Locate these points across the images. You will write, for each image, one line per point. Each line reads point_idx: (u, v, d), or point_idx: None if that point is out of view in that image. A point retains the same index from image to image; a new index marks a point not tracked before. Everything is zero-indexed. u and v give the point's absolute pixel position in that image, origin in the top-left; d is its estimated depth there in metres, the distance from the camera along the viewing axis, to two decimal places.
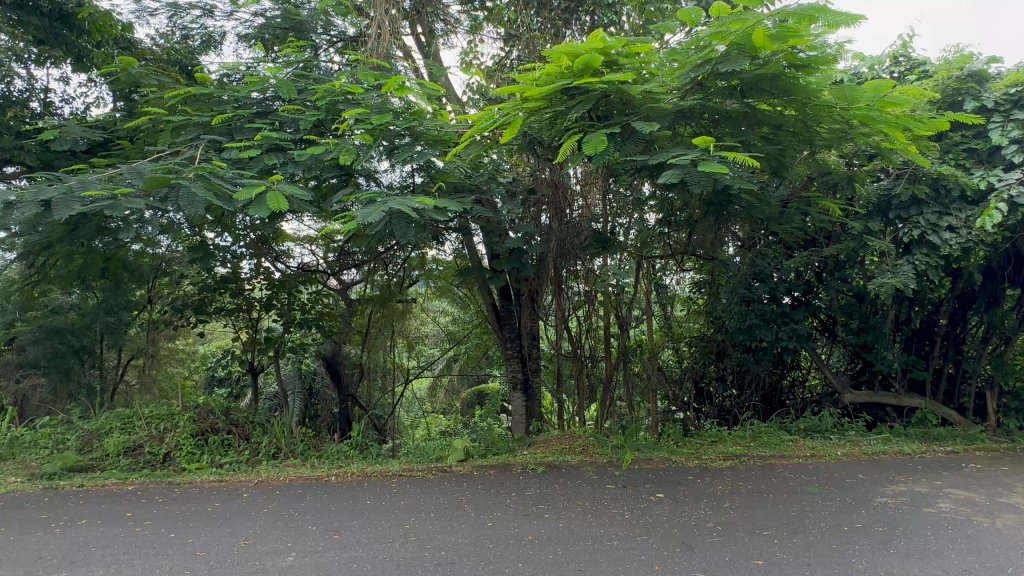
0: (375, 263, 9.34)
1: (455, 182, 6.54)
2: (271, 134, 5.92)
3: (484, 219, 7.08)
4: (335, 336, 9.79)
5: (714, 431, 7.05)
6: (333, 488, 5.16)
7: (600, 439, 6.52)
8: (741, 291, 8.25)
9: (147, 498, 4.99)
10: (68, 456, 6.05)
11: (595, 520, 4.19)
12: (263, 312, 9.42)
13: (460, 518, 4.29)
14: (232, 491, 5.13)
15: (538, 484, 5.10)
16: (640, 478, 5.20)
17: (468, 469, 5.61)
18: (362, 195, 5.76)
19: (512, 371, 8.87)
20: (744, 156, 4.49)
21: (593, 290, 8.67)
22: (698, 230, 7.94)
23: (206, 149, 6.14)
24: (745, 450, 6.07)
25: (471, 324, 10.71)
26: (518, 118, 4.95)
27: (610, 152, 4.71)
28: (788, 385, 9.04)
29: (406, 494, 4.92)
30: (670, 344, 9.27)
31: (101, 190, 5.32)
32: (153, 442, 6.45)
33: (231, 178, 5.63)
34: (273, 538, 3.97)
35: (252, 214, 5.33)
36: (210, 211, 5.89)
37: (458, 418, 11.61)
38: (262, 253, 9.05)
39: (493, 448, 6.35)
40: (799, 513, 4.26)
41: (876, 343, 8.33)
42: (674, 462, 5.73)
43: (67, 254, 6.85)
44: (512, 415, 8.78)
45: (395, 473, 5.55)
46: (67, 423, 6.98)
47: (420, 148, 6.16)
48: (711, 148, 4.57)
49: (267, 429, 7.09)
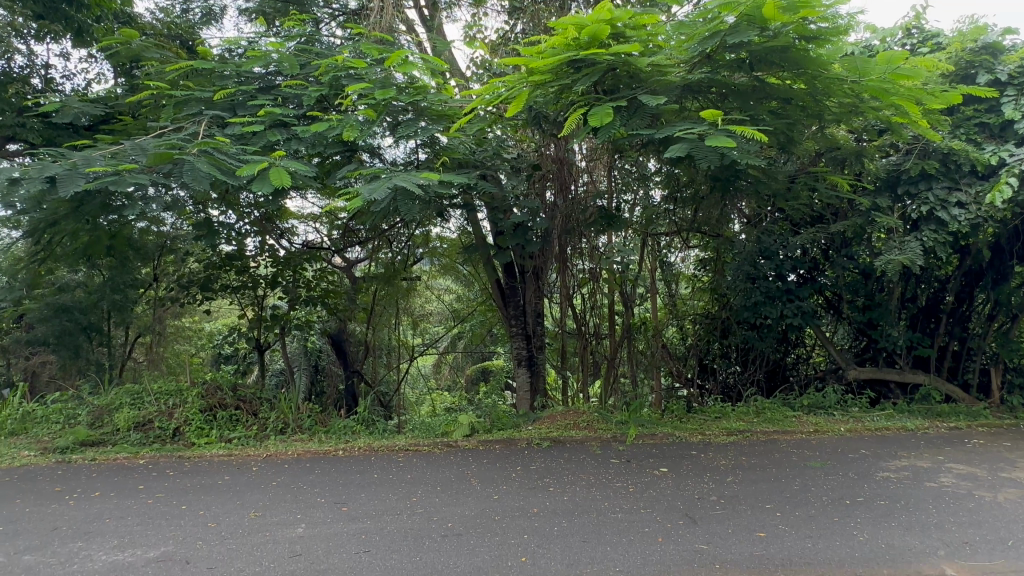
0: (379, 241, 9.44)
1: (459, 158, 6.48)
2: (274, 109, 5.87)
3: (488, 196, 7.05)
4: (340, 313, 9.76)
5: (718, 407, 7.10)
6: (340, 462, 5.24)
7: (604, 415, 6.59)
8: (747, 269, 8.18)
9: (158, 471, 5.07)
10: (79, 431, 6.15)
11: (600, 493, 4.25)
12: (268, 289, 9.46)
13: (466, 491, 4.36)
14: (241, 465, 5.21)
15: (542, 458, 5.16)
16: (643, 453, 5.25)
17: (473, 444, 5.67)
18: (365, 172, 5.73)
19: (517, 348, 8.87)
20: (753, 131, 4.43)
21: (598, 267, 8.61)
22: (704, 207, 8.08)
23: (209, 125, 6.10)
24: (748, 426, 6.12)
25: (476, 302, 10.72)
26: (523, 93, 4.89)
27: (616, 126, 4.66)
28: (791, 362, 9.09)
29: (413, 467, 4.99)
30: (674, 322, 9.30)
31: (106, 166, 5.32)
32: (162, 417, 6.55)
33: (235, 154, 5.61)
34: (282, 510, 4.04)
35: (256, 189, 5.31)
36: (214, 188, 5.88)
37: (463, 394, 11.71)
38: (267, 230, 9.06)
39: (498, 423, 6.42)
40: (801, 487, 4.31)
41: (881, 320, 8.34)
42: (677, 437, 5.78)
43: (73, 232, 6.88)
44: (516, 391, 8.80)
45: (402, 448, 5.62)
46: (78, 399, 7.07)
47: (423, 124, 6.12)
48: (719, 122, 4.51)
49: (275, 405, 7.18)
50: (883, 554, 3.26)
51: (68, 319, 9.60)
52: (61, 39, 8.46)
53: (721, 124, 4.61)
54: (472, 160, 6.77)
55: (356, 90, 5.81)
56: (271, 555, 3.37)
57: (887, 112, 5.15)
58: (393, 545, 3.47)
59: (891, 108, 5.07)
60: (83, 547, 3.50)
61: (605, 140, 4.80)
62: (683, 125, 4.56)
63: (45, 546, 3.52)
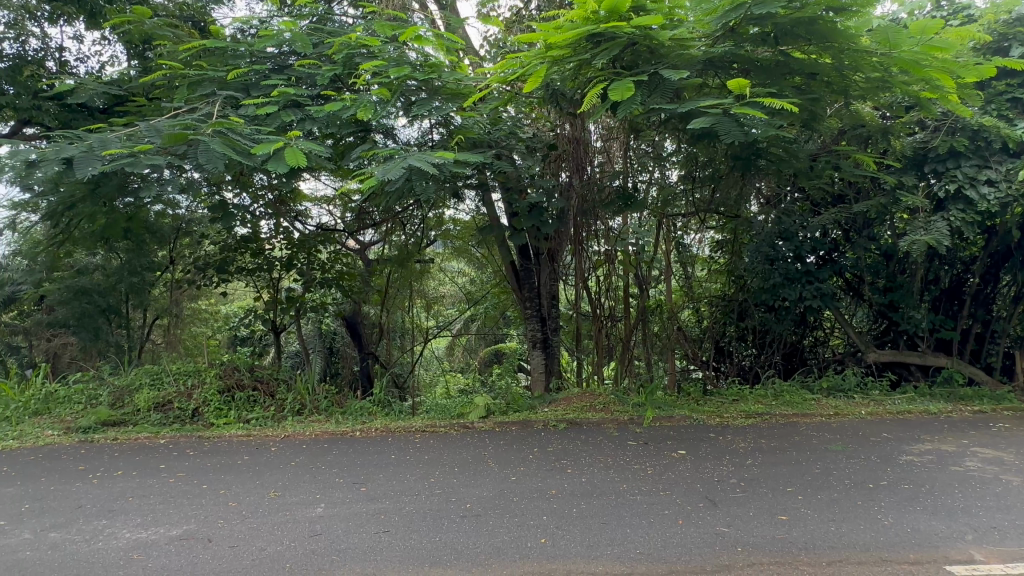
0: (391, 223, 9.27)
1: (475, 137, 6.38)
2: (287, 89, 5.81)
3: (503, 177, 6.97)
4: (355, 295, 9.83)
5: (735, 390, 7.04)
6: (358, 442, 5.26)
7: (620, 397, 6.56)
8: (766, 250, 8.00)
9: (179, 451, 5.12)
10: (101, 411, 6.23)
11: (618, 475, 4.22)
12: (283, 272, 9.48)
13: (484, 472, 4.35)
14: (259, 445, 5.25)
15: (559, 440, 5.15)
16: (660, 436, 5.21)
17: (489, 425, 5.67)
18: (380, 152, 5.67)
19: (531, 330, 8.82)
20: (781, 103, 4.29)
21: (613, 249, 8.73)
22: (723, 186, 7.87)
23: (222, 105, 6.05)
24: (766, 408, 6.06)
25: (489, 284, 10.69)
26: (541, 69, 4.77)
27: (636, 102, 4.50)
28: (809, 345, 8.95)
29: (429, 449, 4.99)
30: (690, 305, 9.29)
31: (122, 148, 5.32)
32: (182, 398, 6.63)
33: (250, 134, 5.58)
34: (301, 490, 4.06)
35: (272, 169, 5.28)
36: (229, 170, 5.86)
37: (476, 376, 11.75)
38: (282, 212, 9.06)
39: (513, 405, 6.41)
40: (822, 470, 4.26)
41: (903, 302, 8.18)
42: (695, 420, 5.73)
43: (91, 214, 6.93)
44: (531, 373, 8.78)
45: (418, 429, 5.63)
46: (99, 380, 7.18)
47: (437, 103, 6.00)
48: (746, 93, 4.36)
49: (292, 386, 7.26)
50: (910, 539, 3.21)
51: (88, 302, 9.65)
52: (74, 20, 8.44)
53: (746, 98, 4.47)
54: (487, 139, 6.67)
55: (370, 69, 5.72)
56: (292, 535, 3.39)
57: (917, 86, 4.97)
58: (412, 525, 3.48)
59: (921, 83, 4.89)
60: (108, 525, 3.55)
61: (624, 117, 4.65)
62: (709, 99, 4.43)
63: (71, 524, 3.58)
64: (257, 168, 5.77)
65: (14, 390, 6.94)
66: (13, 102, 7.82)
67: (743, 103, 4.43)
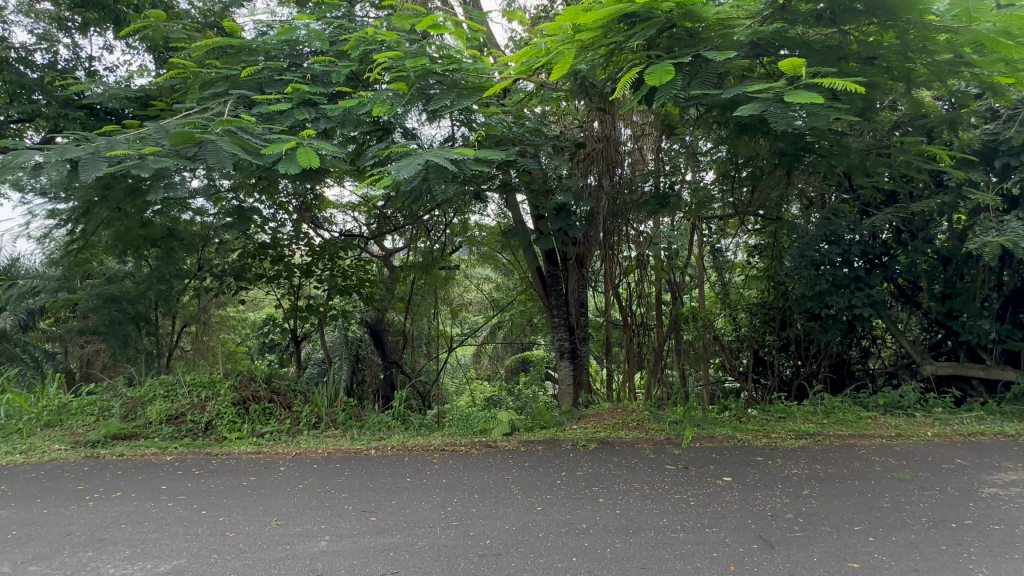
0: (416, 229, 9.22)
1: (498, 133, 5.97)
2: (300, 86, 5.55)
3: (526, 177, 6.60)
4: (377, 303, 9.55)
5: (780, 406, 6.50)
6: (372, 462, 4.90)
7: (655, 414, 6.07)
8: (811, 254, 7.45)
9: (184, 469, 4.83)
10: (112, 424, 6.03)
11: (657, 507, 3.77)
12: (303, 280, 9.23)
13: (506, 501, 3.94)
14: (268, 464, 4.94)
15: (590, 463, 4.70)
16: (701, 459, 4.72)
17: (513, 444, 5.26)
18: (396, 150, 5.35)
19: (559, 340, 8.37)
20: (841, 85, 3.80)
21: (645, 255, 8.32)
22: (764, 186, 7.43)
23: (235, 105, 5.79)
24: (818, 428, 5.50)
25: (515, 291, 10.32)
26: (569, 54, 4.34)
27: (676, 87, 4.05)
28: (858, 357, 8.34)
29: (448, 471, 4.60)
30: (726, 312, 8.83)
31: (128, 149, 5.10)
32: (195, 411, 6.44)
33: (261, 133, 5.33)
34: (306, 519, 3.70)
35: (284, 169, 4.96)
36: (242, 171, 5.61)
37: (502, 385, 11.37)
38: (308, 218, 8.93)
39: (540, 421, 5.99)
40: (892, 504, 3.73)
41: (963, 310, 7.58)
42: (739, 440, 5.23)
43: (109, 222, 6.78)
44: (559, 385, 8.31)
45: (437, 447, 5.25)
46: (113, 391, 6.99)
47: (456, 97, 5.55)
48: (801, 73, 3.86)
49: (309, 399, 7.01)
50: None
51: (117, 310, 9.46)
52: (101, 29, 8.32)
53: (800, 80, 3.98)
54: (513, 135, 6.28)
55: (384, 60, 5.37)
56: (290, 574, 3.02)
57: (995, 68, 4.42)
58: (424, 566, 3.07)
59: (1001, 63, 4.35)
60: (93, 558, 3.24)
61: (661, 105, 4.19)
62: (759, 83, 3.97)
63: (54, 555, 3.28)
64: (269, 168, 5.49)
65: (29, 400, 6.79)
66: (43, 112, 7.79)
67: (797, 86, 3.93)
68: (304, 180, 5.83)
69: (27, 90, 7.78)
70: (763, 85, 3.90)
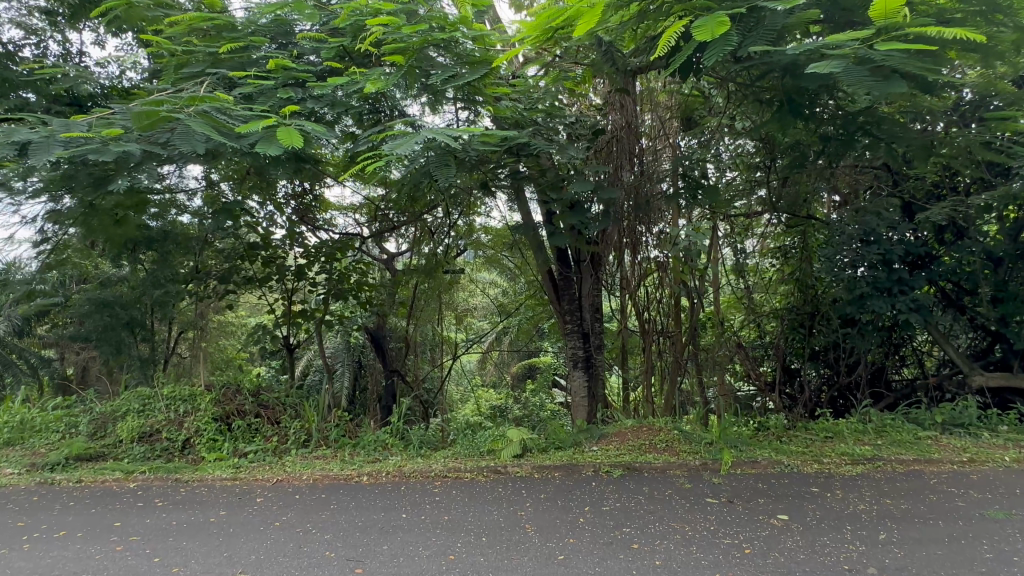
0: (418, 229, 8.60)
1: (508, 113, 5.36)
2: (285, 61, 4.97)
3: (535, 167, 6.00)
4: (375, 308, 8.89)
5: (822, 424, 5.80)
6: (363, 493, 4.23)
7: (685, 433, 5.39)
8: (850, 254, 6.76)
9: (145, 500, 4.19)
10: (76, 443, 5.43)
11: (704, 557, 3.09)
12: (296, 283, 8.57)
13: (520, 546, 3.28)
14: (245, 494, 4.30)
15: (616, 495, 4.02)
16: (746, 491, 4.03)
17: (525, 470, 4.58)
18: (391, 129, 4.73)
19: (572, 347, 7.68)
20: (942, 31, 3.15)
21: (667, 256, 7.53)
22: (798, 178, 6.77)
23: (212, 86, 5.14)
24: (875, 451, 4.81)
25: (523, 295, 9.66)
26: (599, 5, 3.66)
27: (730, 45, 3.40)
28: (896, 366, 7.63)
29: (451, 505, 3.93)
30: (750, 318, 8.15)
31: (87, 131, 4.52)
32: (171, 428, 5.84)
33: (239, 112, 4.72)
34: (277, 571, 3.05)
35: (263, 151, 4.33)
36: (220, 158, 5.01)
37: (509, 395, 10.70)
38: (305, 217, 8.33)
39: (554, 440, 5.32)
40: (996, 556, 3.04)
41: (1017, 315, 6.88)
42: (785, 465, 4.54)
43: (82, 221, 6.18)
44: (572, 398, 7.63)
45: (439, 474, 4.58)
46: (83, 404, 6.37)
47: (461, 72, 4.92)
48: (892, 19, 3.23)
49: (300, 413, 6.39)
50: None
51: (109, 316, 8.87)
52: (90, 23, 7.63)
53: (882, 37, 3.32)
54: (524, 121, 5.64)
55: (379, 28, 4.68)
56: None
57: None
58: None
59: None
60: None
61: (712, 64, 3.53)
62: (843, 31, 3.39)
63: None
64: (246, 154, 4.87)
65: None
66: (33, 109, 6.56)
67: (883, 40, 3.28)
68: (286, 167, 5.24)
69: (15, 86, 6.61)
70: (849, 34, 3.33)
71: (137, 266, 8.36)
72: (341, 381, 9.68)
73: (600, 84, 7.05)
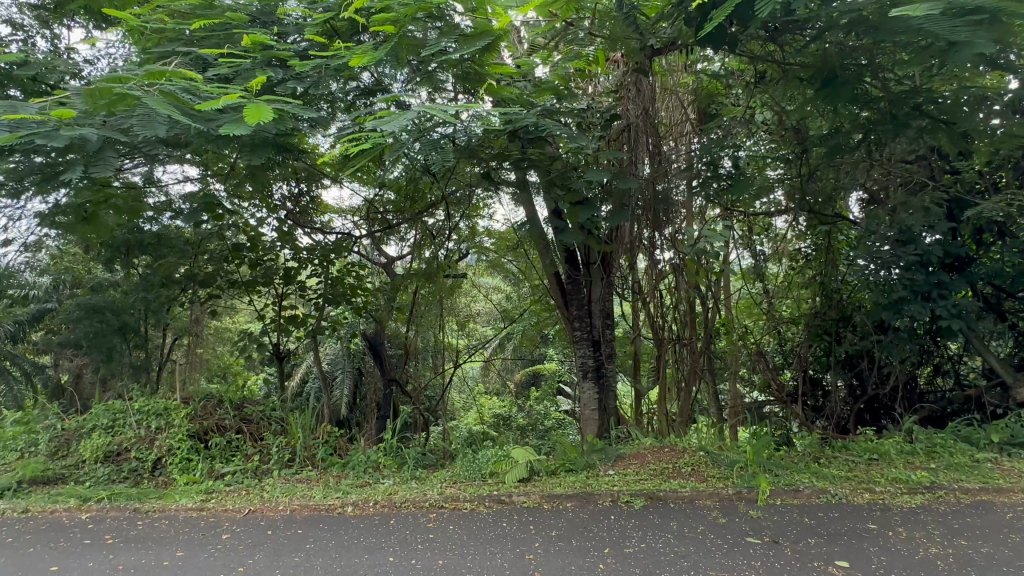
0: (417, 229, 8.03)
1: (510, 91, 4.79)
2: (261, 36, 4.44)
3: (543, 155, 5.42)
4: (371, 313, 8.28)
5: (862, 443, 5.21)
6: (345, 528, 3.67)
7: (711, 453, 4.82)
8: (887, 255, 6.18)
9: (96, 536, 3.65)
10: (32, 464, 4.91)
11: None
12: (286, 288, 7.92)
13: None
14: (209, 528, 3.74)
15: (641, 533, 3.45)
16: (792, 528, 3.46)
17: (534, 500, 4.00)
18: (380, 106, 4.20)
19: (581, 356, 7.11)
20: None
21: (680, 258, 6.86)
22: (828, 171, 6.20)
23: (183, 67, 4.61)
24: (932, 478, 4.22)
25: (527, 300, 9.03)
26: None
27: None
28: (930, 376, 7.01)
29: (448, 546, 3.36)
30: (773, 326, 7.57)
31: (39, 113, 3.96)
32: (141, 446, 5.31)
33: (207, 90, 4.20)
34: None
35: (229, 132, 3.88)
36: (191, 143, 4.48)
37: (513, 404, 10.14)
38: (301, 219, 7.78)
39: (564, 462, 4.77)
40: None
41: None
42: (831, 494, 3.96)
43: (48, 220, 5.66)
44: (582, 410, 7.04)
45: (435, 503, 4.02)
46: (48, 419, 5.85)
47: (455, 44, 4.38)
48: None
49: (285, 429, 5.84)
50: None
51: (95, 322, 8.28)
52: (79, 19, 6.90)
53: None
54: (531, 105, 5.08)
55: None
56: None
57: None
58: None
59: None
60: None
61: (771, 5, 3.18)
62: None
63: None
64: (214, 139, 4.32)
65: None
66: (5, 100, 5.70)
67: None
68: (256, 155, 4.61)
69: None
70: None
71: (128, 271, 8.07)
72: (341, 388, 10.17)
73: (613, 70, 6.47)
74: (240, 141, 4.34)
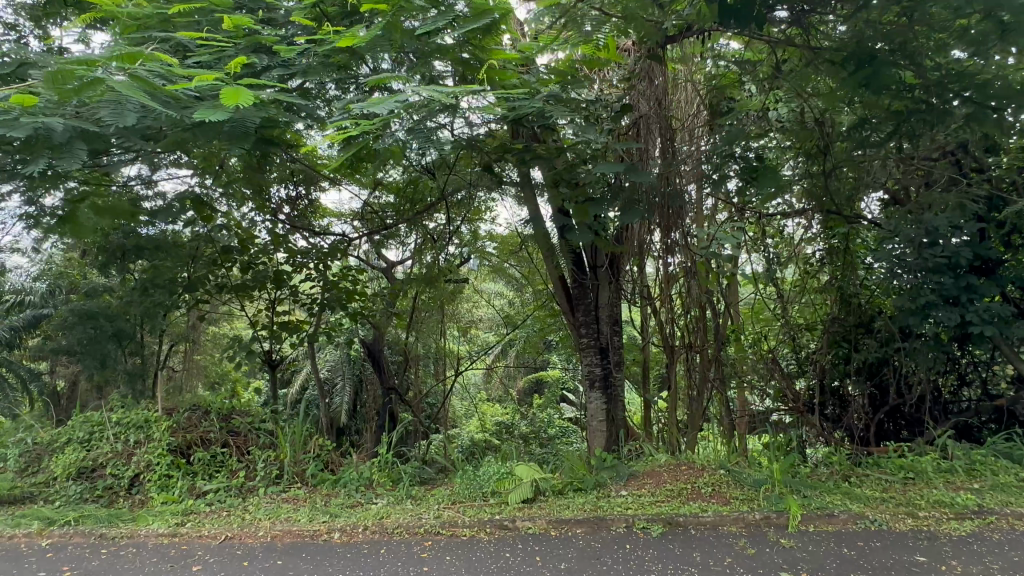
0: (417, 232, 7.67)
1: (513, 77, 4.46)
2: (247, 19, 4.13)
3: (547, 150, 5.09)
4: (367, 319, 7.83)
5: (894, 460, 4.82)
6: (330, 558, 3.31)
7: (731, 471, 4.44)
8: (916, 256, 5.75)
9: (53, 568, 3.29)
10: None
11: None
12: (278, 293, 7.52)
13: None
14: (179, 558, 3.37)
15: (661, 567, 3.07)
16: (831, 562, 3.08)
17: (539, 526, 3.62)
18: (373, 86, 3.93)
19: (589, 364, 6.69)
20: None
21: (691, 260, 6.52)
22: (852, 167, 5.83)
23: (161, 53, 4.28)
24: (979, 500, 3.83)
25: (531, 306, 8.56)
26: None
27: None
28: (952, 387, 6.57)
29: None
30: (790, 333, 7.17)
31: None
32: (118, 461, 4.96)
33: (182, 76, 3.88)
34: None
35: (205, 117, 3.55)
36: (167, 135, 4.15)
37: (517, 413, 9.78)
38: (299, 224, 7.34)
39: (571, 481, 4.41)
40: None
41: None
42: (870, 520, 3.57)
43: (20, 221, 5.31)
44: (589, 422, 6.62)
45: (431, 528, 3.64)
46: (22, 432, 5.51)
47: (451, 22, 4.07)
48: None
49: (274, 442, 5.50)
50: None
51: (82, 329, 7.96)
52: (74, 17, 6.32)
53: None
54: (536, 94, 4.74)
55: None
56: None
57: None
58: None
59: None
60: None
61: None
62: None
63: None
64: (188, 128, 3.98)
65: None
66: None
67: None
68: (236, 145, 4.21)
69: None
70: None
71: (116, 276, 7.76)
72: (340, 396, 9.87)
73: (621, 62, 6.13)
74: (218, 132, 4.01)
